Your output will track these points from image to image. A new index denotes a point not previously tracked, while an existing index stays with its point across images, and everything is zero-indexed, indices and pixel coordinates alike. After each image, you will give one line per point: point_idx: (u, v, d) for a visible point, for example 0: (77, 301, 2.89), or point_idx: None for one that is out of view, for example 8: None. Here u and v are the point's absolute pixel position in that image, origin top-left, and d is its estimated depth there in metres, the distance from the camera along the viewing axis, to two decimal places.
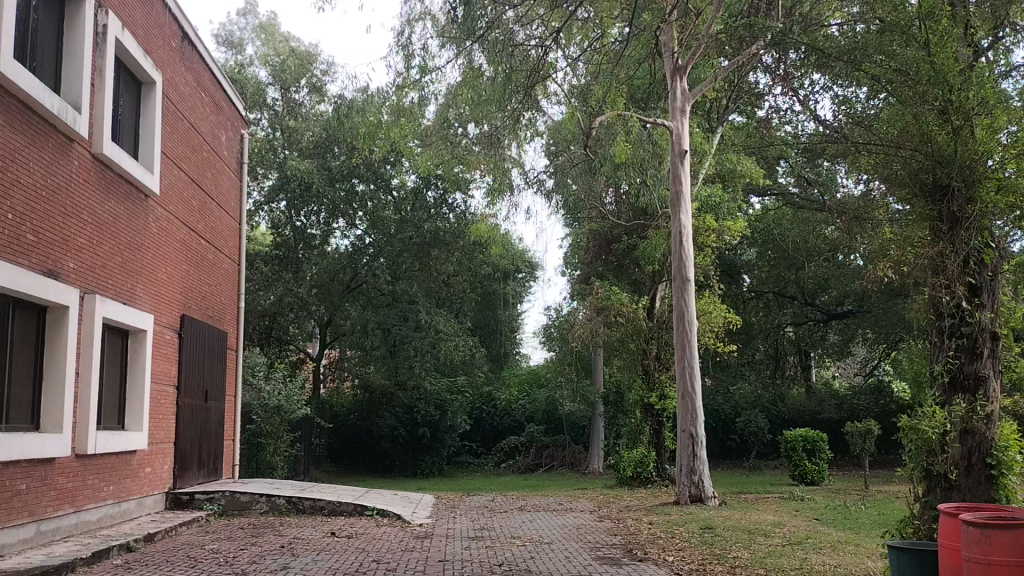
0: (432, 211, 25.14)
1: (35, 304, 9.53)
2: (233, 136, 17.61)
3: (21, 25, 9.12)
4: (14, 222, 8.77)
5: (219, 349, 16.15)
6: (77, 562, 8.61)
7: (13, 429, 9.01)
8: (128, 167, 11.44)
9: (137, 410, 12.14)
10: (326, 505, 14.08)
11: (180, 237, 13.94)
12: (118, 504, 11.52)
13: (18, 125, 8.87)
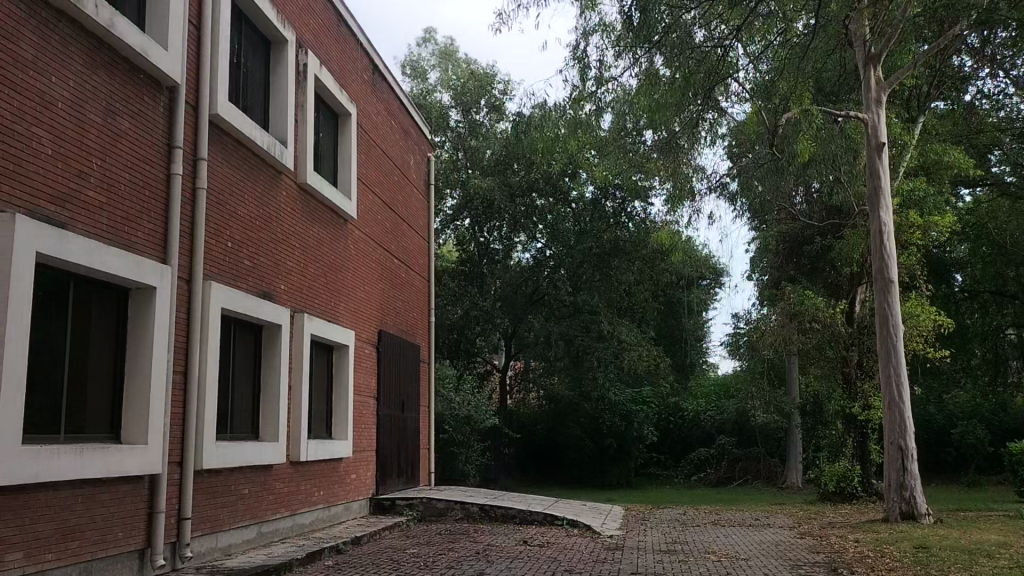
0: (611, 221, 25.05)
1: (252, 324, 10.42)
2: (420, 159, 18.40)
3: (233, 70, 10.06)
4: (233, 249, 9.63)
5: (414, 362, 16.93)
6: (294, 562, 9.28)
7: (236, 437, 9.89)
8: (328, 193, 12.26)
9: (342, 419, 12.94)
10: (517, 514, 14.32)
11: (376, 257, 14.75)
12: (327, 508, 12.33)
13: (235, 161, 9.77)
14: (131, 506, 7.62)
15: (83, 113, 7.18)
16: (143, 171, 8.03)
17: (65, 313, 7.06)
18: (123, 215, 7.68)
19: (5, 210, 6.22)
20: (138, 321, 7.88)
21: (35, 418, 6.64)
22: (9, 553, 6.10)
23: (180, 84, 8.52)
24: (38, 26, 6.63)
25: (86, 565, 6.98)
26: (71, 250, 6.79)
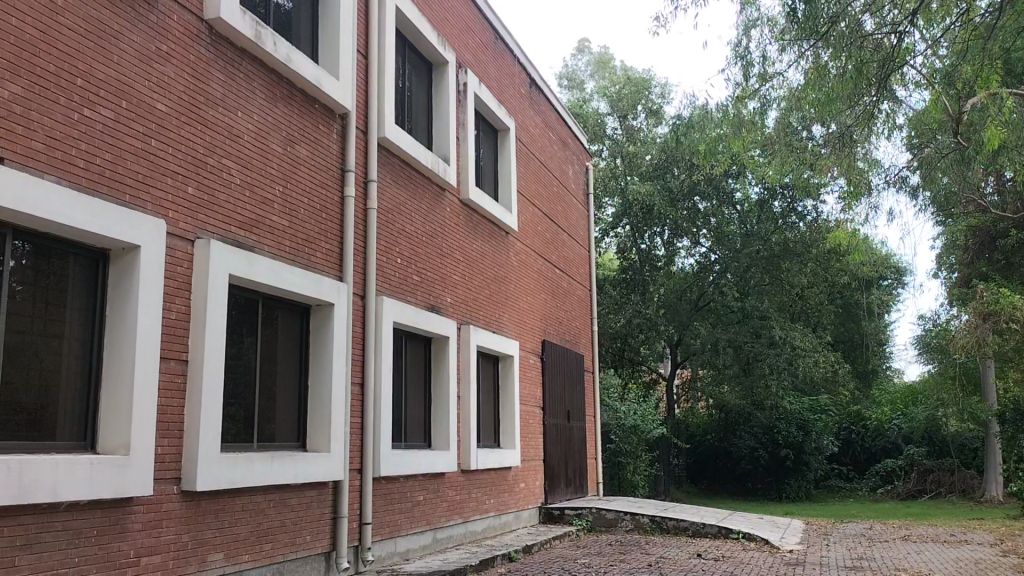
0: (780, 221, 23.89)
1: (422, 336, 10.81)
2: (579, 168, 18.46)
3: (399, 94, 10.54)
4: (403, 265, 10.04)
5: (578, 371, 16.97)
6: (468, 568, 9.51)
7: (411, 445, 10.28)
8: (490, 208, 12.53)
9: (509, 428, 13.15)
10: (690, 526, 14.00)
11: (538, 268, 14.92)
12: (498, 516, 12.55)
13: (402, 181, 10.19)
14: (318, 510, 8.08)
15: (266, 143, 7.72)
16: (320, 195, 8.52)
17: (255, 329, 7.60)
18: (302, 237, 8.17)
19: (201, 237, 6.79)
20: (319, 337, 8.36)
21: (231, 428, 7.17)
22: (211, 554, 6.61)
23: (351, 111, 8.99)
24: (224, 66, 7.21)
25: (278, 566, 7.45)
26: (257, 271, 7.31)
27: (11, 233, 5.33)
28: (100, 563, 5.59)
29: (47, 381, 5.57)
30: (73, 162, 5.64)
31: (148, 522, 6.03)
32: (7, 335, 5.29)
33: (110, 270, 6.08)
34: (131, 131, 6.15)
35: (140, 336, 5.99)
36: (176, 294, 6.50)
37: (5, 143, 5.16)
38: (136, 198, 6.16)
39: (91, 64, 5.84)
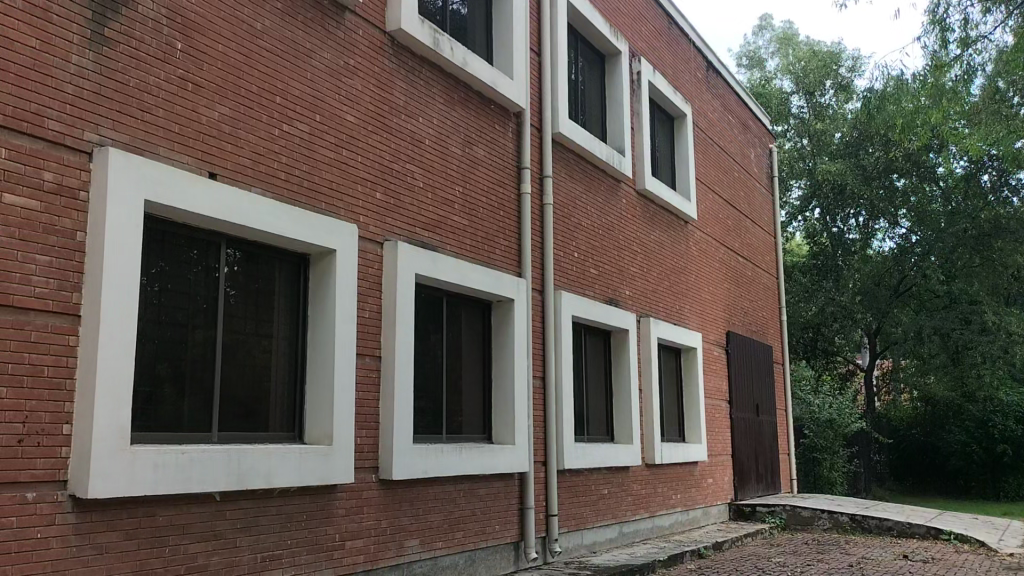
0: (990, 198, 21.80)
1: (602, 329, 10.80)
2: (761, 152, 17.77)
3: (572, 88, 10.59)
4: (580, 259, 10.09)
5: (766, 363, 16.33)
6: (657, 563, 9.39)
7: (593, 439, 10.32)
8: (668, 196, 12.32)
9: (695, 422, 12.88)
10: (895, 526, 13.12)
11: (720, 257, 14.51)
12: (686, 512, 12.33)
13: (577, 175, 10.22)
14: (506, 501, 8.29)
15: (446, 146, 8.00)
16: (498, 193, 8.73)
17: (441, 326, 7.91)
18: (481, 235, 8.39)
19: (389, 238, 7.15)
20: (501, 332, 8.57)
21: (422, 421, 7.51)
22: (407, 539, 6.97)
23: (525, 109, 9.13)
24: (406, 74, 7.55)
25: (470, 554, 7.73)
26: (441, 269, 7.61)
27: (224, 242, 5.84)
28: (309, 545, 6.04)
29: (259, 377, 6.07)
30: (275, 174, 6.11)
31: (350, 507, 6.44)
32: (225, 335, 5.81)
33: (310, 274, 6.52)
34: (324, 142, 6.58)
35: (337, 335, 6.39)
36: (369, 294, 6.89)
37: (217, 160, 5.68)
38: (331, 205, 6.58)
39: (287, 81, 6.30)
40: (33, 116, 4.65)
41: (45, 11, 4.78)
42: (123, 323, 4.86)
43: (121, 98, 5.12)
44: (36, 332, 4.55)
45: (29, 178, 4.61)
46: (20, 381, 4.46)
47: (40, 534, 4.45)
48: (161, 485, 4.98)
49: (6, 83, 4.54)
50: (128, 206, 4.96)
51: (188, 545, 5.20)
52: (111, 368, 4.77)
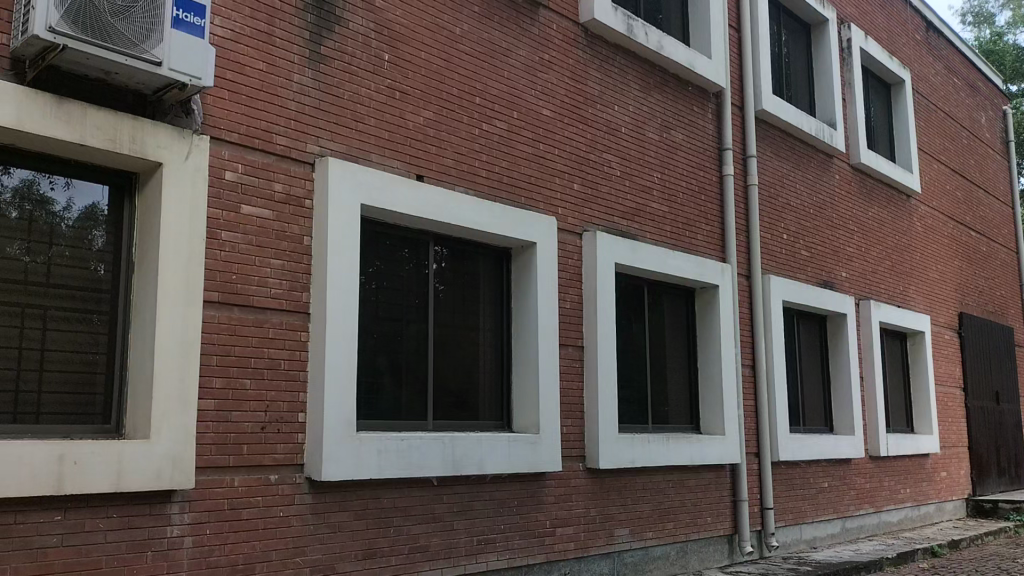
0: None
1: (816, 314, 10.23)
2: (994, 114, 16.01)
3: (776, 62, 10.10)
4: (789, 241, 9.61)
5: (1007, 346, 14.76)
6: (884, 561, 8.78)
7: (810, 430, 9.81)
8: (887, 170, 11.44)
9: (925, 411, 11.90)
10: None
11: (948, 232, 13.27)
12: (916, 508, 11.43)
13: (783, 152, 9.74)
14: (717, 492, 8.10)
15: (643, 133, 7.91)
16: (699, 176, 8.51)
17: (643, 315, 7.84)
18: (682, 221, 8.22)
19: (588, 229, 7.19)
20: (706, 319, 8.36)
21: (628, 410, 7.51)
22: (618, 528, 7.01)
23: (725, 87, 8.83)
24: (601, 64, 7.54)
25: (682, 545, 7.63)
26: (641, 258, 7.55)
27: (431, 240, 6.15)
28: (521, 531, 6.23)
29: (469, 368, 6.34)
30: (477, 172, 6.33)
31: (560, 495, 6.57)
32: (435, 329, 6.12)
33: (513, 266, 6.70)
34: (523, 138, 6.72)
35: (541, 326, 6.52)
36: (570, 285, 6.97)
37: (423, 162, 5.97)
38: (530, 199, 6.72)
39: (486, 81, 6.50)
40: (263, 133, 5.12)
41: (269, 36, 5.23)
42: (346, 319, 5.25)
43: (337, 111, 5.52)
44: (273, 329, 5.02)
45: (262, 190, 5.08)
46: (261, 374, 4.93)
47: (282, 513, 4.91)
48: (385, 471, 5.33)
49: (238, 105, 5.02)
50: (346, 211, 5.34)
51: (410, 527, 5.54)
52: (337, 361, 5.16)
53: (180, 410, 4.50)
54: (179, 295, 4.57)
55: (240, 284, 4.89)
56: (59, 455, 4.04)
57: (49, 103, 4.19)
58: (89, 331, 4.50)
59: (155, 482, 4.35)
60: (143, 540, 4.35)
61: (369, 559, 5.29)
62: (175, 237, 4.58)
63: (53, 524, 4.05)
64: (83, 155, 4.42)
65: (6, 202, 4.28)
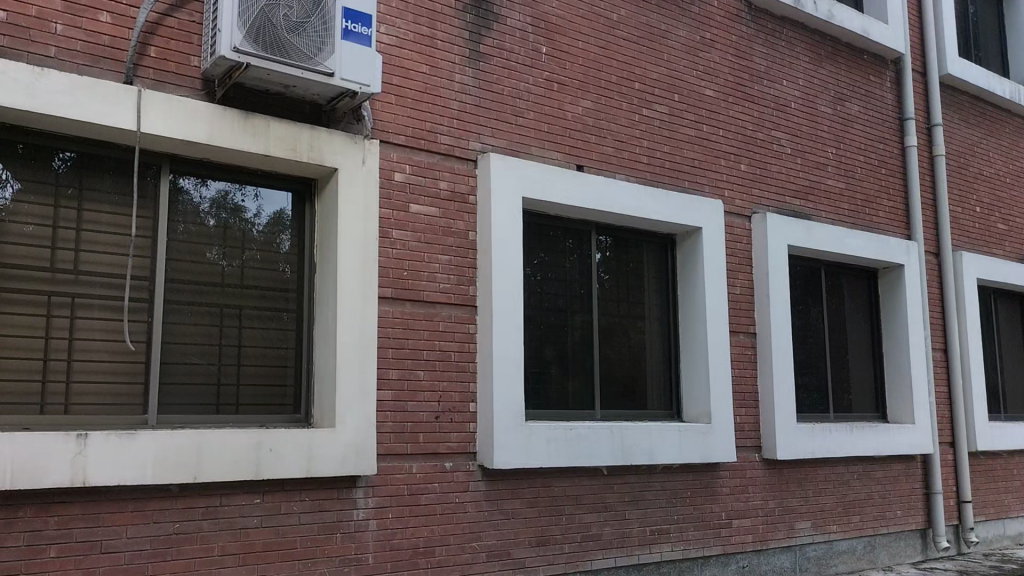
0: None
1: (1018, 292, 9.34)
2: None
3: (961, 20, 9.28)
4: (984, 214, 8.82)
5: None
6: None
7: (1014, 418, 8.98)
8: None
9: None
10: None
11: None
12: None
13: (974, 118, 8.95)
14: (908, 485, 7.60)
15: (815, 107, 7.51)
16: (878, 149, 7.98)
17: (821, 298, 7.46)
18: (861, 197, 7.74)
19: (757, 211, 6.92)
20: (890, 301, 7.83)
21: (806, 398, 7.17)
22: (798, 521, 6.74)
23: (906, 53, 8.22)
24: (766, 38, 7.23)
25: (870, 539, 7.22)
26: (816, 238, 7.18)
27: (594, 229, 6.14)
28: (696, 522, 6.13)
29: (636, 357, 6.29)
30: (639, 159, 6.25)
31: (735, 486, 6.40)
32: (601, 319, 6.12)
33: (678, 253, 6.57)
34: (685, 121, 6.57)
35: (711, 313, 6.34)
36: (739, 270, 6.75)
37: (584, 152, 5.97)
38: (694, 183, 6.57)
39: (645, 66, 6.40)
40: (428, 134, 5.30)
41: (430, 39, 5.41)
42: (512, 312, 5.35)
43: (498, 107, 5.63)
44: (444, 322, 5.21)
45: (429, 189, 5.27)
46: (434, 365, 5.13)
47: (458, 499, 5.09)
48: (555, 459, 5.39)
49: (404, 108, 5.23)
50: (509, 205, 5.44)
51: (582, 515, 5.58)
52: (505, 352, 5.27)
53: (361, 400, 4.76)
54: (357, 293, 4.83)
55: (412, 280, 5.11)
56: (257, 442, 4.39)
57: (236, 118, 4.54)
58: (279, 328, 4.86)
59: (341, 469, 4.64)
60: (332, 522, 4.65)
61: (544, 546, 5.38)
62: (351, 238, 4.84)
63: (253, 506, 4.41)
64: (268, 165, 4.76)
65: (205, 211, 4.69)
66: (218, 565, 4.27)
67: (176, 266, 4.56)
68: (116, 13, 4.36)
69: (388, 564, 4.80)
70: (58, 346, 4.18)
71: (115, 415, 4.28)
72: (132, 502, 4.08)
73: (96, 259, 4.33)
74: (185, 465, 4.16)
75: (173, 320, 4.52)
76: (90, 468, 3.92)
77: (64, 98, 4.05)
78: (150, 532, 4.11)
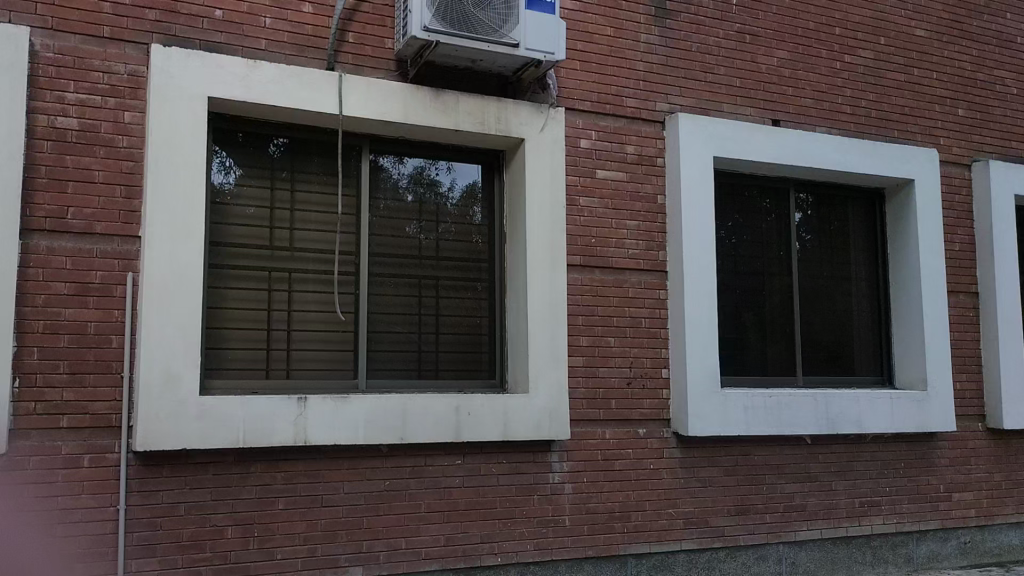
0: None
1: None
2: None
3: None
4: None
5: None
6: None
7: None
8: None
9: None
10: None
11: None
12: None
13: None
14: None
15: None
16: None
17: None
18: None
19: (978, 158, 6.29)
20: None
21: None
22: None
23: None
24: None
25: None
26: None
27: (793, 187, 5.84)
28: (911, 495, 5.74)
29: (840, 320, 5.95)
30: (841, 109, 5.85)
31: (956, 458, 5.92)
32: (801, 281, 5.83)
33: (887, 209, 6.12)
34: (894, 65, 6.06)
35: (926, 272, 5.85)
36: (958, 224, 6.18)
37: (780, 105, 5.66)
38: (905, 132, 6.05)
39: (846, 9, 5.96)
40: (614, 98, 5.24)
41: (615, 1, 5.31)
42: (704, 277, 5.22)
43: (686, 64, 5.45)
44: (633, 288, 5.17)
45: (617, 154, 5.22)
46: (625, 332, 5.11)
47: (653, 466, 5.07)
48: (753, 427, 5.22)
49: (590, 74, 5.19)
50: (700, 165, 5.28)
51: (784, 485, 5.39)
52: (698, 317, 5.15)
53: (554, 366, 4.83)
54: (546, 260, 4.88)
55: (601, 247, 5.10)
56: (456, 407, 4.58)
57: (428, 96, 4.70)
58: (473, 297, 5.04)
59: (536, 433, 4.74)
60: (530, 484, 4.79)
61: (743, 515, 5.25)
62: (540, 206, 4.90)
63: (455, 467, 4.63)
64: (459, 139, 4.90)
65: (404, 187, 4.92)
66: (425, 521, 4.53)
67: (379, 240, 4.81)
68: (317, 4, 4.62)
69: (585, 526, 4.88)
70: (279, 317, 4.55)
71: (329, 380, 4.61)
72: (347, 460, 4.40)
73: (308, 236, 4.66)
74: (391, 427, 4.42)
75: (378, 292, 4.79)
76: (310, 429, 4.25)
77: (274, 87, 4.36)
78: (364, 489, 4.42)
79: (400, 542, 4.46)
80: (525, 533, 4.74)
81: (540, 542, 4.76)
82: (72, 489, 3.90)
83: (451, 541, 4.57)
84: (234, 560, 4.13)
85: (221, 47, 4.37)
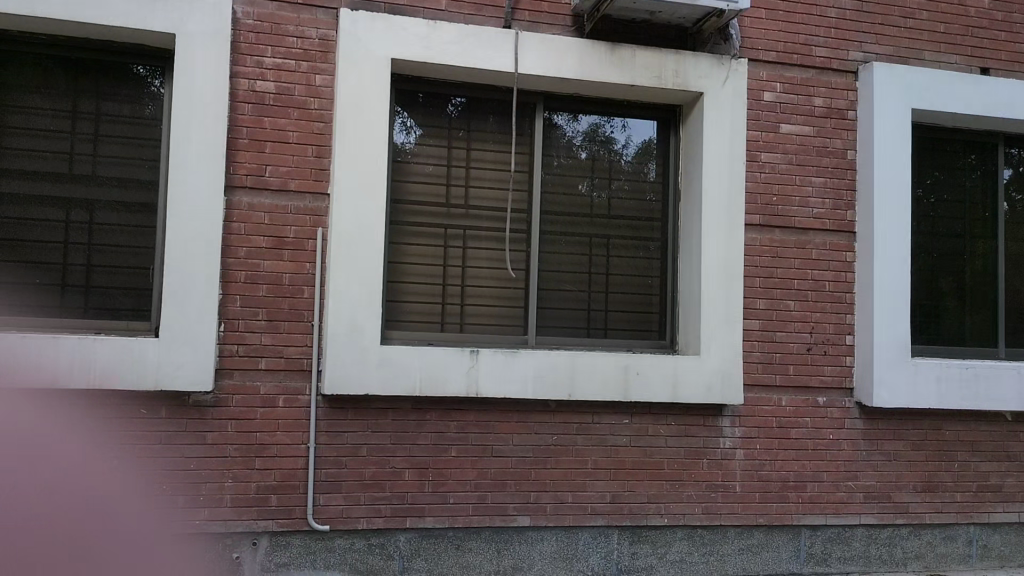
0: None
1: None
2: None
3: None
4: None
5: None
6: None
7: None
8: None
9: None
10: None
11: None
12: None
13: None
14: None
15: None
16: None
17: None
18: None
19: None
20: None
21: None
22: None
23: None
24: None
25: None
26: None
27: (1002, 141, 5.34)
28: None
29: None
30: None
31: None
32: (1007, 245, 5.35)
33: None
34: None
35: None
36: None
37: (990, 51, 5.16)
38: None
39: None
40: (802, 47, 4.95)
41: None
42: (896, 238, 4.88)
43: (883, 10, 5.06)
44: (816, 250, 4.92)
45: (803, 107, 4.95)
46: (806, 296, 4.88)
47: (832, 436, 4.86)
48: (946, 400, 4.86)
49: (776, 22, 4.93)
50: (896, 117, 4.91)
51: (978, 464, 5.01)
52: (887, 282, 4.83)
53: (727, 329, 4.69)
54: (722, 219, 4.73)
55: (783, 206, 4.88)
56: (625, 365, 4.56)
57: (605, 51, 4.64)
58: (645, 256, 4.99)
59: (706, 396, 4.64)
60: (699, 447, 4.71)
61: (930, 493, 4.94)
62: (717, 163, 4.74)
63: (622, 426, 4.63)
64: (635, 95, 4.81)
65: (578, 144, 4.91)
66: (592, 477, 4.57)
67: (551, 198, 4.85)
68: None
69: (757, 493, 4.76)
70: (455, 273, 4.69)
71: (502, 335, 4.72)
72: (517, 413, 4.51)
73: (483, 194, 4.76)
74: (560, 383, 4.47)
75: (549, 249, 4.83)
76: (482, 381, 4.38)
77: (453, 46, 4.44)
78: (533, 442, 4.51)
79: (567, 496, 4.54)
80: (692, 496, 4.69)
81: (708, 505, 4.70)
82: (268, 426, 4.22)
83: (618, 498, 4.60)
84: (412, 502, 4.36)
85: (403, 9, 4.50)
